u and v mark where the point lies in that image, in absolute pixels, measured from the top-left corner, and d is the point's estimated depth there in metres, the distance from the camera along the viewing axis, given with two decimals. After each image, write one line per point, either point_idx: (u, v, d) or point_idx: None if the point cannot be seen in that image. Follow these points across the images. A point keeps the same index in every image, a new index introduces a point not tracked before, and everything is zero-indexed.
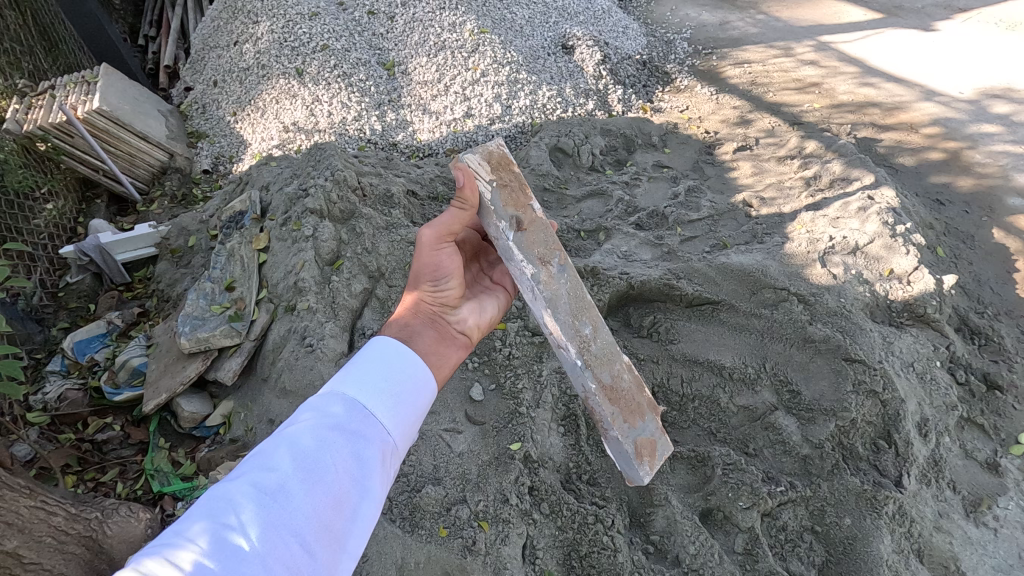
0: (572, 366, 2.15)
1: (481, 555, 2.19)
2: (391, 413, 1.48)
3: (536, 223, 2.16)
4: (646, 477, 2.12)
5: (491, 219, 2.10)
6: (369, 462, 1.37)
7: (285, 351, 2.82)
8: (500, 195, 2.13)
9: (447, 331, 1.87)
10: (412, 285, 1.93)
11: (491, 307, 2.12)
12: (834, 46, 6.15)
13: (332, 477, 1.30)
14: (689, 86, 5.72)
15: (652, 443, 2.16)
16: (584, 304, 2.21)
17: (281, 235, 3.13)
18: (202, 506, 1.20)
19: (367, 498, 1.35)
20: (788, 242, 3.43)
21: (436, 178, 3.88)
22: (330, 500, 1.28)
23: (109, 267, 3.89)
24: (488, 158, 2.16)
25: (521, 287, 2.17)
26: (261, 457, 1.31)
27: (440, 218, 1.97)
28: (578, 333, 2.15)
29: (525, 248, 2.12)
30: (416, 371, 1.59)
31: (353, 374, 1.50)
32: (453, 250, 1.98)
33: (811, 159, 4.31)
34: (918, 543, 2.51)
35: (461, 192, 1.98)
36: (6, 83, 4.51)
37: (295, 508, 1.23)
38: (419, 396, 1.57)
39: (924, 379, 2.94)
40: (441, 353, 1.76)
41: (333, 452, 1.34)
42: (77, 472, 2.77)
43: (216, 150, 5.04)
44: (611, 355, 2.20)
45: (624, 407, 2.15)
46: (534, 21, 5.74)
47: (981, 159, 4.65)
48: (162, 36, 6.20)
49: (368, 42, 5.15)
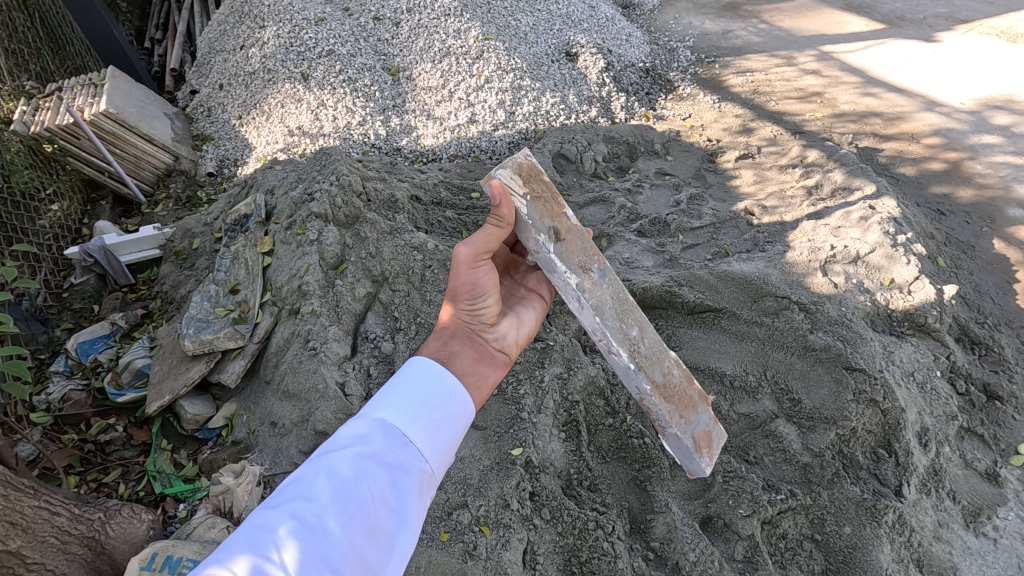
0: (625, 370, 2.20)
1: (481, 559, 2.21)
2: (428, 440, 1.50)
3: (573, 231, 2.18)
4: (707, 469, 2.19)
5: (530, 232, 2.10)
6: (405, 491, 1.38)
7: (289, 354, 2.85)
8: (535, 207, 2.12)
9: (486, 350, 1.85)
10: (450, 304, 1.90)
11: (530, 318, 2.11)
12: (836, 56, 6.19)
13: (369, 507, 1.32)
14: (691, 94, 5.76)
15: (707, 435, 2.23)
16: (628, 306, 2.25)
17: (286, 239, 3.16)
18: (244, 535, 1.23)
19: (403, 528, 1.35)
20: (790, 250, 3.45)
21: (440, 184, 3.90)
22: (368, 530, 1.30)
23: (114, 268, 3.92)
24: (518, 171, 2.14)
25: (566, 297, 2.19)
26: (302, 484, 1.33)
27: (476, 236, 1.93)
28: (625, 336, 2.19)
29: (566, 258, 2.14)
30: (454, 395, 1.61)
31: (391, 400, 1.52)
32: (489, 267, 1.93)
33: (813, 168, 4.34)
34: (917, 552, 2.51)
35: (497, 210, 1.95)
36: (14, 85, 4.55)
37: (333, 541, 1.25)
38: (456, 422, 1.58)
39: (924, 389, 2.94)
40: (480, 373, 1.77)
41: (371, 482, 1.35)
42: (79, 472, 2.78)
43: (221, 153, 5.08)
44: (660, 355, 2.25)
45: (679, 403, 2.21)
46: (538, 28, 5.78)
47: (982, 169, 4.68)
48: (169, 39, 6.25)
49: (374, 48, 5.20)
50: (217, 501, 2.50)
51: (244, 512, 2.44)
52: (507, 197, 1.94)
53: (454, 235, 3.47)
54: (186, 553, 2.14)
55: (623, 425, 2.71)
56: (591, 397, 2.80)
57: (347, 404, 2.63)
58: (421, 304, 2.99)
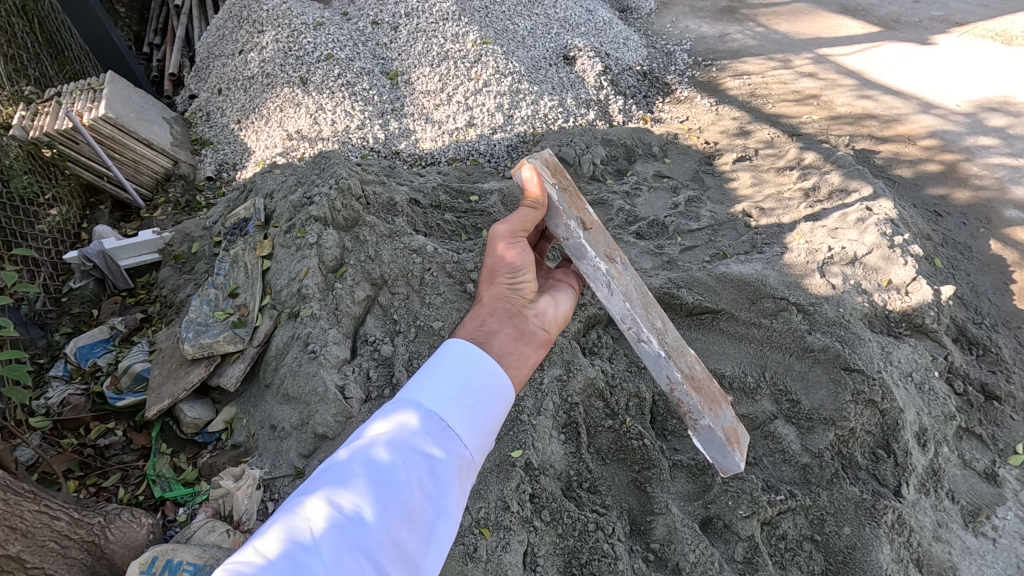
0: (654, 358, 2.22)
1: (481, 561, 2.21)
2: (466, 425, 1.49)
3: (596, 226, 2.28)
4: (740, 464, 2.21)
5: (561, 217, 2.18)
6: (443, 478, 1.38)
7: (288, 357, 2.85)
8: (564, 196, 2.22)
9: (526, 327, 1.84)
10: (489, 282, 1.90)
11: (566, 301, 2.08)
12: (833, 58, 6.22)
13: (406, 494, 1.32)
14: (689, 97, 5.78)
15: (736, 432, 2.28)
16: (649, 301, 2.34)
17: (285, 242, 3.16)
18: (283, 521, 1.25)
19: (440, 516, 1.35)
20: (788, 252, 3.46)
21: (438, 187, 3.91)
22: (405, 517, 1.29)
23: (113, 272, 3.93)
24: (546, 164, 2.29)
25: (594, 285, 2.22)
26: (338, 470, 1.35)
27: (511, 217, 2.04)
28: (654, 325, 2.25)
29: (594, 245, 2.21)
30: (493, 377, 1.60)
31: (428, 385, 1.52)
32: (526, 246, 1.99)
33: (810, 170, 4.36)
34: (917, 553, 2.51)
35: (530, 196, 2.10)
36: (12, 90, 4.57)
37: (370, 528, 1.25)
38: (495, 406, 1.57)
39: (922, 390, 2.95)
40: (521, 351, 1.76)
41: (407, 469, 1.35)
42: (79, 477, 2.77)
43: (219, 157, 5.09)
44: (684, 349, 2.32)
45: (708, 397, 2.24)
46: (536, 32, 5.80)
47: (978, 171, 4.70)
48: (167, 44, 6.26)
49: (372, 52, 5.22)
50: (217, 504, 2.50)
51: (244, 515, 2.44)
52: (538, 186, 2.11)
53: (453, 238, 3.47)
54: (186, 556, 2.12)
55: (622, 427, 2.72)
56: (591, 399, 2.79)
57: (347, 408, 2.64)
58: (421, 306, 2.99)
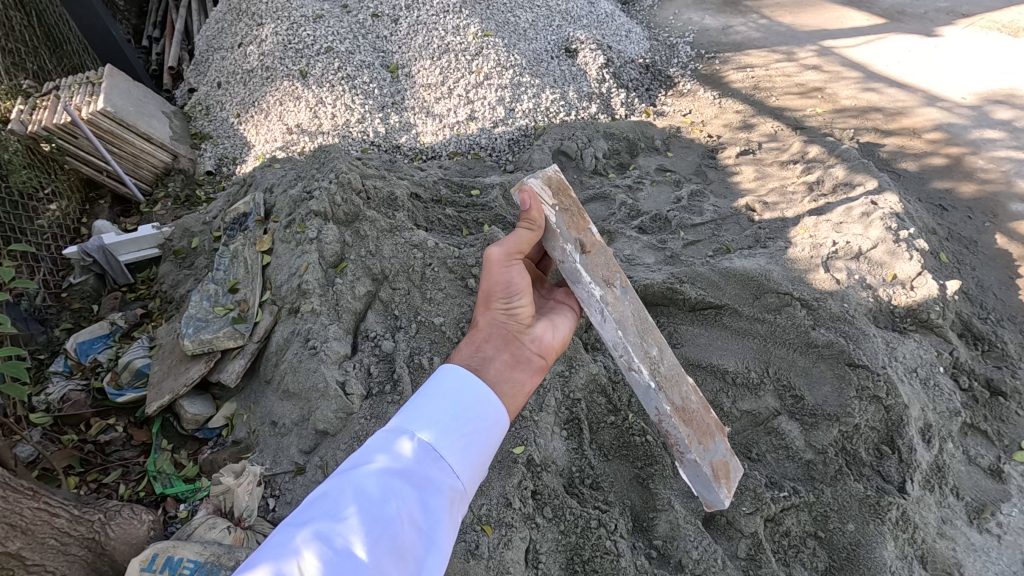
0: (644, 388, 2.19)
1: (483, 559, 2.20)
2: (459, 456, 1.48)
3: (598, 246, 2.23)
4: (726, 500, 2.15)
5: (558, 241, 2.15)
6: (435, 510, 1.37)
7: (289, 353, 2.84)
8: (563, 219, 2.18)
9: (521, 354, 1.84)
10: (485, 307, 1.91)
11: (564, 325, 2.08)
12: (837, 51, 6.16)
13: (397, 528, 1.31)
14: (692, 90, 5.74)
15: (726, 465, 2.21)
16: (647, 326, 2.29)
17: (285, 237, 3.14)
18: (271, 553, 1.24)
19: (431, 550, 1.34)
20: (792, 247, 3.43)
21: (439, 181, 3.88)
22: (395, 552, 1.29)
23: (113, 267, 3.91)
24: (549, 182, 2.22)
25: (589, 310, 2.20)
26: (330, 500, 1.34)
27: (509, 239, 2.01)
28: (646, 354, 2.21)
29: (591, 271, 2.18)
30: (486, 406, 1.59)
31: (422, 413, 1.51)
32: (522, 268, 1.97)
33: (814, 164, 4.32)
34: (921, 550, 2.49)
35: (528, 214, 2.08)
36: (11, 84, 4.54)
37: (360, 563, 1.24)
38: (488, 436, 1.56)
39: (927, 386, 2.93)
40: (516, 379, 1.75)
41: (399, 501, 1.34)
42: (80, 473, 2.77)
43: (219, 151, 5.06)
44: (678, 378, 2.26)
45: (697, 428, 2.20)
46: (538, 24, 5.75)
47: (983, 164, 4.66)
48: (167, 37, 6.22)
49: (372, 45, 5.17)
50: (218, 501, 2.49)
51: (245, 512, 2.43)
52: (537, 203, 2.10)
53: (455, 233, 3.43)
54: (187, 553, 2.10)
55: (625, 423, 2.71)
56: (592, 395, 2.77)
57: (348, 404, 2.63)
58: (422, 302, 2.97)
